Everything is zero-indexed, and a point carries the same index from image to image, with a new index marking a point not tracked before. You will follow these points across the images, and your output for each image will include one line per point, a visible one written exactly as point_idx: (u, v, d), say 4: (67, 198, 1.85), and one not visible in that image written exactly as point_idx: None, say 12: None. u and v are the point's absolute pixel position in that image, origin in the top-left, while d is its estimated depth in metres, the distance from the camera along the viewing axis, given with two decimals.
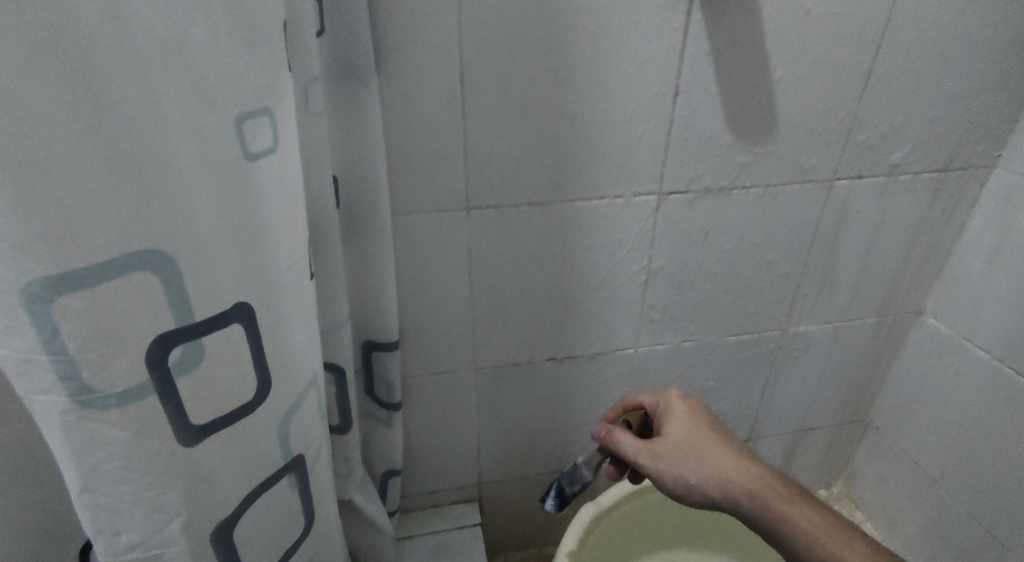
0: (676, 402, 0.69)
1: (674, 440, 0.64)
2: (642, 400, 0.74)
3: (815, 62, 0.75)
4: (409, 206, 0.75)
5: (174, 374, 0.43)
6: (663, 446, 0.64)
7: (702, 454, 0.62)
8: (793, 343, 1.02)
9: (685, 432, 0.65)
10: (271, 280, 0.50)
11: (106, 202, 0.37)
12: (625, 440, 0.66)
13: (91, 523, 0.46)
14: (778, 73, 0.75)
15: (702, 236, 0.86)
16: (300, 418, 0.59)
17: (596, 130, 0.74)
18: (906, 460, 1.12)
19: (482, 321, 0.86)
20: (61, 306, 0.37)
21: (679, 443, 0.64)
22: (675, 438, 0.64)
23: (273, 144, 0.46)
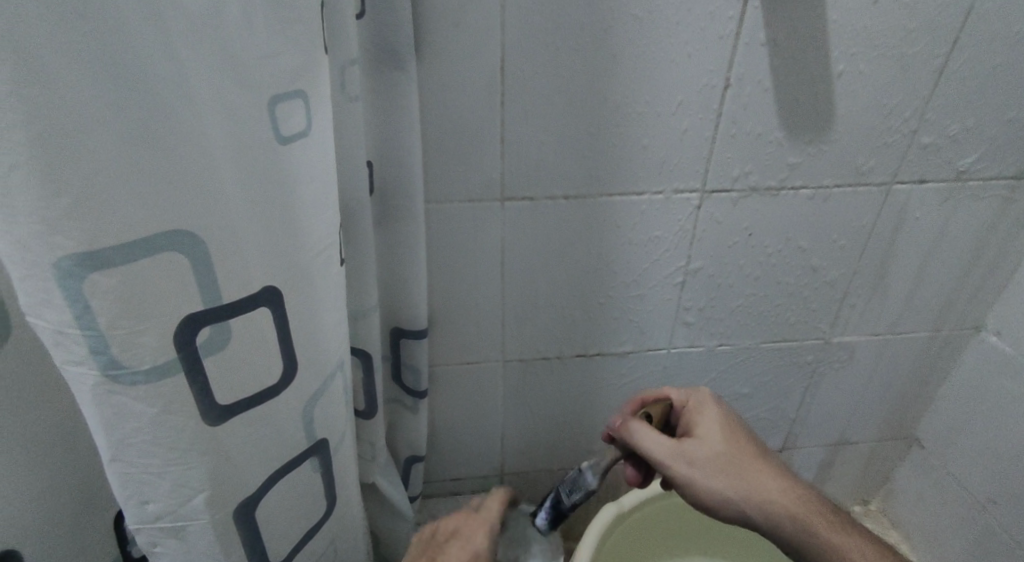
0: (708, 406, 0.67)
1: (709, 447, 0.62)
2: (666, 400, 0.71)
3: (881, 56, 0.71)
4: (444, 195, 0.75)
5: (202, 353, 0.44)
6: (696, 454, 0.62)
7: (737, 466, 0.60)
8: (837, 353, 0.98)
9: (719, 441, 0.63)
10: (299, 264, 0.50)
11: (137, 181, 0.37)
12: (654, 439, 0.63)
13: (121, 490, 0.47)
14: (840, 65, 0.71)
15: (746, 237, 0.83)
16: (324, 402, 0.60)
17: (639, 122, 0.72)
18: (952, 483, 1.07)
19: (513, 313, 0.86)
20: (92, 283, 0.37)
21: (712, 453, 0.62)
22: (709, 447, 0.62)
23: (305, 128, 0.46)
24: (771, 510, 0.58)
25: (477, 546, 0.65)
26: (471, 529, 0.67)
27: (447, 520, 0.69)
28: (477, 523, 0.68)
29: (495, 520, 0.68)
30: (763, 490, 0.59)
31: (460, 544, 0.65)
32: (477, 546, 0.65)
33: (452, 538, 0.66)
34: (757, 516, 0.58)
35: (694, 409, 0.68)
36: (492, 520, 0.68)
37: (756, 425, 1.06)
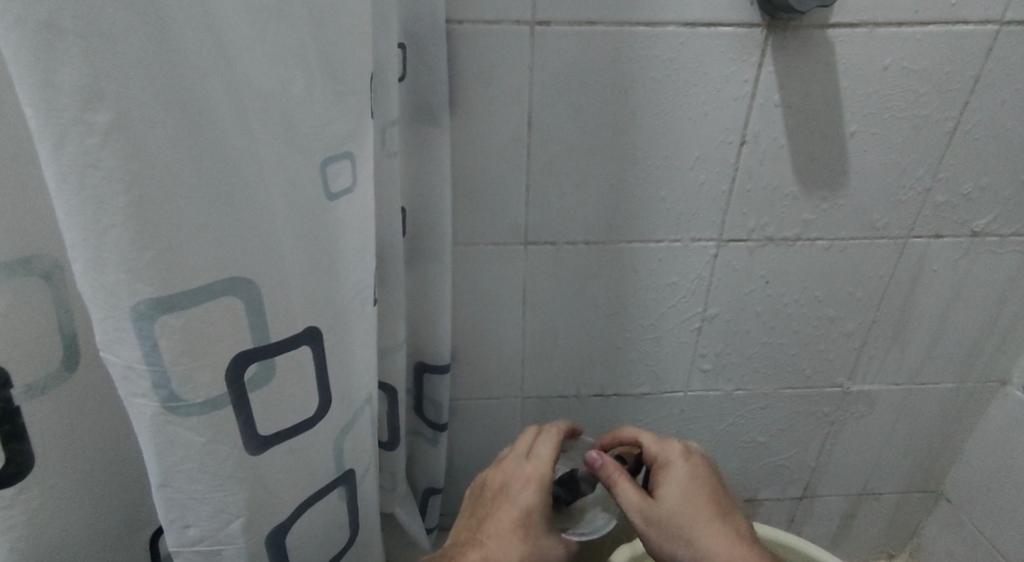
0: (679, 465, 0.67)
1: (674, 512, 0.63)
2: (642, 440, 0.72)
3: (894, 118, 0.75)
4: (471, 239, 0.79)
5: (248, 388, 0.49)
6: (658, 511, 0.63)
7: (690, 536, 0.62)
8: (856, 401, 0.99)
9: (676, 507, 0.64)
10: (339, 306, 0.55)
11: (207, 234, 0.42)
12: (625, 487, 0.65)
13: (166, 514, 0.51)
14: (853, 125, 0.75)
15: (762, 285, 0.86)
16: (353, 434, 0.63)
17: (659, 174, 0.77)
18: (982, 542, 1.05)
19: (533, 352, 0.89)
20: (162, 324, 0.42)
21: (673, 513, 0.63)
22: (671, 506, 0.64)
23: (351, 183, 0.51)
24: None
25: (525, 501, 0.65)
26: (520, 481, 0.67)
27: (499, 472, 0.70)
28: (524, 474, 0.68)
29: (542, 470, 0.67)
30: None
31: (508, 501, 0.66)
32: (525, 501, 0.65)
33: (501, 493, 0.67)
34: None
35: (666, 460, 0.69)
36: (539, 471, 0.67)
37: (775, 471, 1.07)
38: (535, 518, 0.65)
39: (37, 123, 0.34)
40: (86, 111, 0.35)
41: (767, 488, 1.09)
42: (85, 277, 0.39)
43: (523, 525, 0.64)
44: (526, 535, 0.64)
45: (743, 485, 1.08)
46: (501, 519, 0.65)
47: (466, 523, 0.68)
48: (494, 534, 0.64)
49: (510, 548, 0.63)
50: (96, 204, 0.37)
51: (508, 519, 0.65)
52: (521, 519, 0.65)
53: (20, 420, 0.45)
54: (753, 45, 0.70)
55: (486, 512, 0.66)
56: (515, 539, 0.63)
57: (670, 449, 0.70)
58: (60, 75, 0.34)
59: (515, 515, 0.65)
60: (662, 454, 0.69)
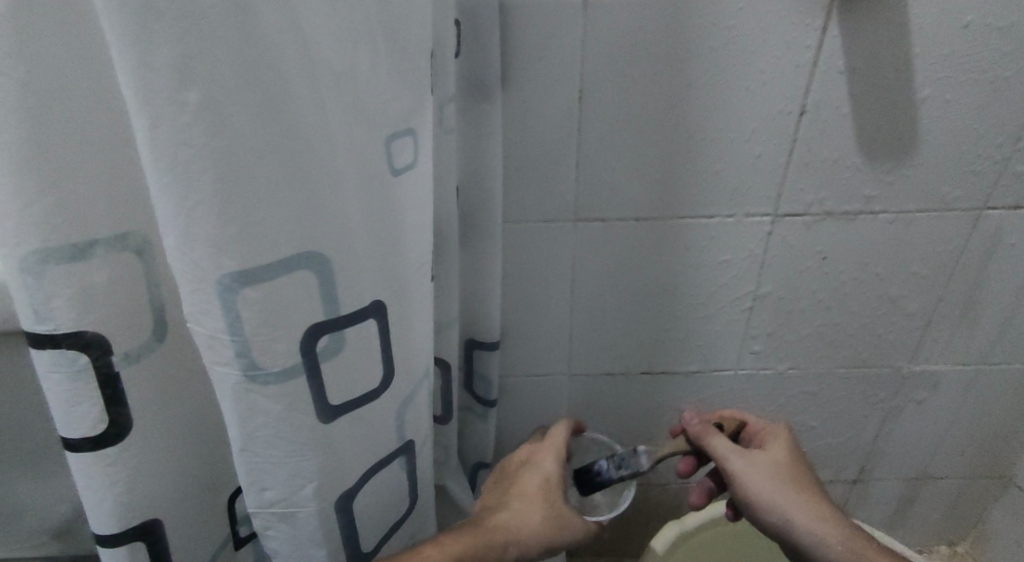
0: (777, 435, 0.73)
1: (773, 460, 0.69)
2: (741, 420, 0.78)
3: (971, 81, 0.72)
4: (522, 216, 0.80)
5: (319, 359, 0.51)
6: (755, 460, 0.69)
7: (784, 487, 0.67)
8: (919, 380, 0.97)
9: (773, 463, 0.69)
10: (401, 282, 0.56)
11: (283, 211, 0.44)
12: (720, 441, 0.71)
13: (246, 477, 0.55)
14: (924, 91, 0.73)
15: (820, 261, 0.84)
16: (413, 407, 0.66)
17: (713, 148, 0.76)
18: None
19: (584, 329, 0.90)
20: (245, 296, 0.45)
21: (768, 466, 0.69)
22: (769, 460, 0.69)
23: (412, 160, 0.53)
24: (815, 525, 0.64)
25: (548, 469, 0.69)
26: (541, 454, 0.71)
27: (519, 451, 0.73)
28: (545, 448, 0.71)
29: (561, 444, 0.71)
30: (804, 505, 0.65)
31: (531, 469, 0.69)
32: (547, 468, 0.69)
33: (524, 465, 0.71)
34: (800, 530, 0.64)
35: (765, 432, 0.75)
36: (558, 443, 0.71)
37: (829, 452, 1.06)
38: (558, 485, 0.67)
39: (136, 101, 0.37)
40: (178, 91, 0.37)
41: (820, 469, 1.08)
42: (177, 249, 0.42)
43: (547, 489, 0.67)
44: (549, 498, 0.66)
45: None
46: (525, 483, 0.68)
47: (488, 495, 0.70)
48: (519, 496, 0.66)
49: (535, 508, 0.65)
50: (187, 180, 0.39)
51: (532, 482, 0.67)
52: (545, 483, 0.67)
53: (120, 384, 0.49)
54: (817, 9, 0.68)
55: (510, 481, 0.69)
56: (537, 499, 0.66)
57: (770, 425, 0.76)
58: (157, 56, 0.36)
59: (539, 480, 0.68)
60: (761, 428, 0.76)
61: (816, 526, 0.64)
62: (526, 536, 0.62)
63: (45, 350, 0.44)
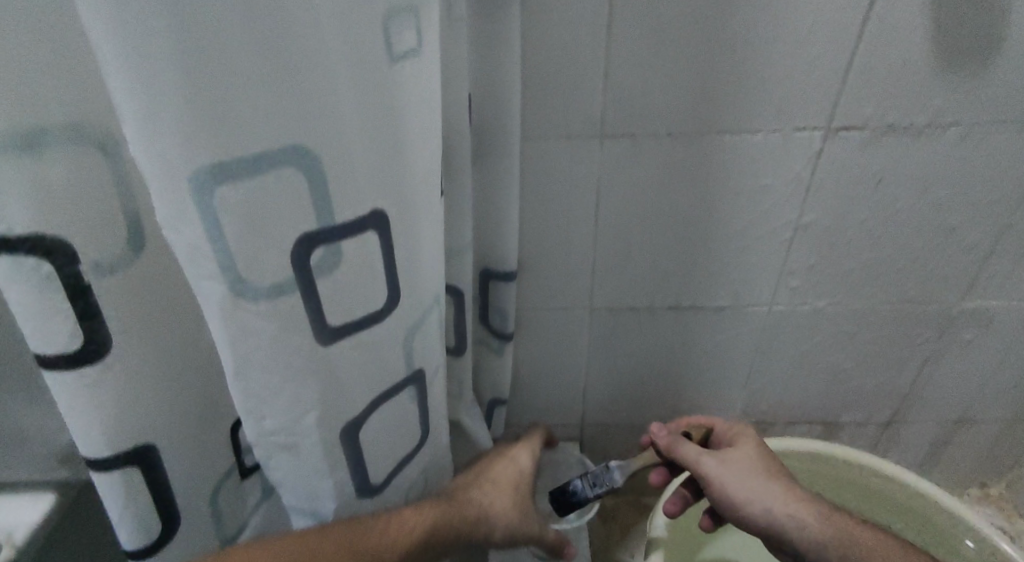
0: (743, 430, 0.70)
1: (745, 453, 0.66)
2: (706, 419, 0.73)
3: None
4: (542, 132, 0.73)
5: (315, 275, 0.46)
6: (727, 457, 0.66)
7: (758, 481, 0.64)
8: (972, 319, 0.89)
9: (746, 455, 0.66)
10: (406, 193, 0.50)
11: (261, 97, 0.39)
12: (687, 447, 0.67)
13: (242, 405, 0.51)
14: None
15: (873, 184, 0.76)
16: (422, 334, 0.61)
17: (760, 51, 0.67)
18: None
19: (606, 259, 0.84)
20: (222, 196, 0.39)
21: (741, 460, 0.66)
22: (740, 453, 0.66)
23: (415, 47, 0.46)
24: (797, 511, 0.61)
25: (522, 462, 0.71)
26: (517, 448, 0.73)
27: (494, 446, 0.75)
28: (522, 445, 0.74)
29: (535, 445, 0.74)
30: (784, 494, 0.63)
31: (506, 459, 0.71)
32: (522, 462, 0.71)
33: (498, 455, 0.72)
34: (783, 520, 0.61)
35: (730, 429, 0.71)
36: (533, 445, 0.74)
37: (863, 394, 1.00)
38: (529, 480, 0.70)
39: None
40: None
41: (852, 411, 1.02)
42: (137, 139, 0.36)
43: (519, 481, 0.69)
44: (519, 490, 0.68)
45: (825, 407, 1.02)
46: (499, 470, 0.70)
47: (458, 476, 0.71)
48: (491, 480, 0.68)
49: (507, 496, 0.67)
50: (139, 51, 0.34)
51: (506, 471, 0.70)
52: (518, 475, 0.69)
53: (92, 298, 0.45)
54: None
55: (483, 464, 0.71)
56: (509, 489, 0.68)
57: (735, 422, 0.72)
58: None
59: (513, 470, 0.70)
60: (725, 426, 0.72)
61: (799, 511, 0.62)
62: (494, 520, 0.64)
63: (1, 256, 0.40)
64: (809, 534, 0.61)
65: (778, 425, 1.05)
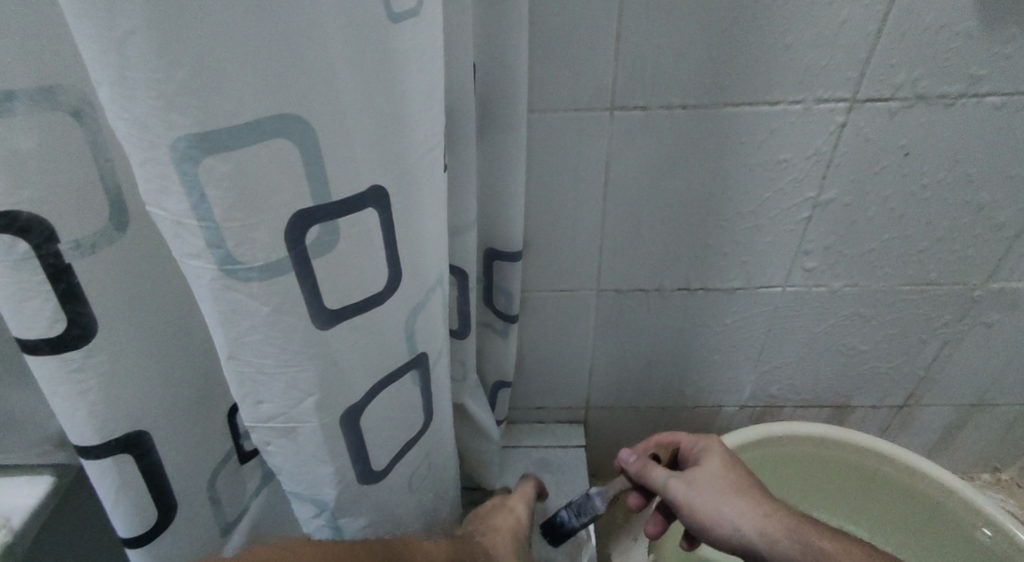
0: (715, 446, 0.69)
1: (711, 472, 0.65)
2: (679, 439, 0.73)
3: None
4: (550, 104, 0.70)
5: (311, 253, 0.43)
6: (695, 476, 0.65)
7: (725, 498, 0.62)
8: (993, 301, 0.86)
9: (715, 473, 0.65)
10: (407, 165, 0.47)
11: (247, 56, 0.35)
12: (656, 471, 0.67)
13: (237, 389, 0.49)
14: None
15: (899, 158, 0.73)
16: (425, 316, 0.58)
17: (783, 15, 0.63)
18: None
19: (615, 238, 0.81)
20: (207, 167, 0.36)
21: (710, 478, 0.64)
22: (709, 471, 0.65)
23: (416, 4, 0.42)
24: (767, 526, 0.59)
25: (520, 512, 0.74)
26: (514, 501, 0.76)
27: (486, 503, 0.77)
28: (519, 497, 0.77)
29: (529, 496, 0.78)
30: (751, 511, 0.60)
31: (504, 509, 0.73)
32: (519, 512, 0.74)
33: (495, 505, 0.74)
34: (754, 538, 0.59)
35: (701, 446, 0.70)
36: (527, 496, 0.78)
37: (877, 377, 0.97)
38: (527, 529, 0.72)
39: None
40: None
41: (865, 394, 1.00)
42: (114, 103, 0.34)
43: (520, 528, 0.71)
44: (521, 536, 0.70)
45: (838, 390, 0.99)
46: (500, 517, 0.72)
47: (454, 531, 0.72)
48: (494, 526, 0.70)
49: (510, 539, 0.68)
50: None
51: (507, 518, 0.72)
52: (519, 523, 0.72)
53: (74, 278, 0.42)
54: None
55: (483, 514, 0.72)
56: (511, 534, 0.69)
57: (708, 439, 0.71)
58: None
59: (514, 518, 0.72)
60: (698, 443, 0.71)
61: (769, 527, 0.59)
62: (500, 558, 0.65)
63: None
64: (777, 551, 0.58)
65: (790, 408, 1.02)
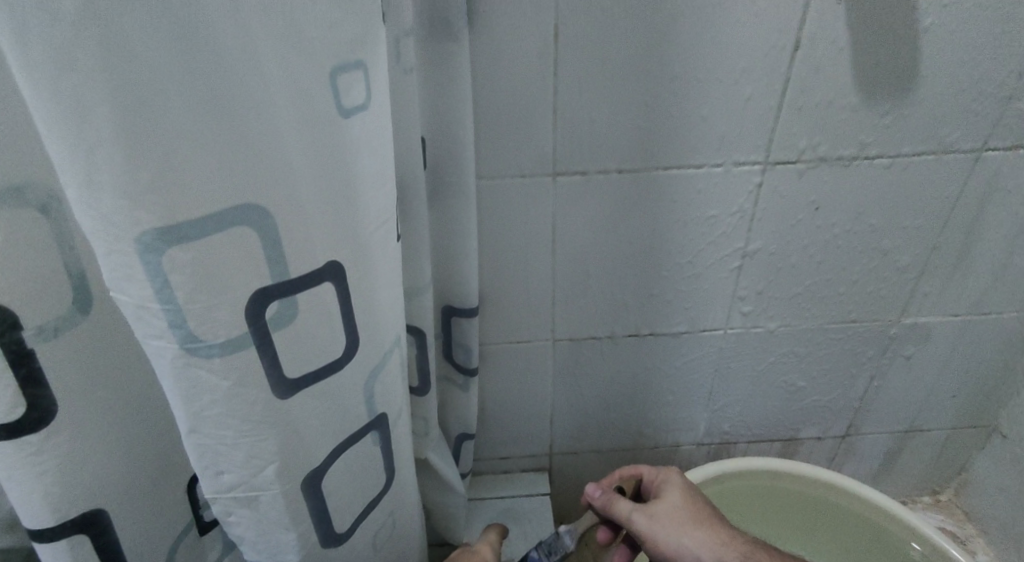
0: (674, 477, 0.72)
1: (672, 504, 0.68)
2: (640, 470, 0.75)
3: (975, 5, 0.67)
4: (495, 172, 0.74)
5: (270, 327, 0.46)
6: (659, 508, 0.67)
7: (689, 529, 0.65)
8: (911, 335, 0.94)
9: (678, 504, 0.68)
10: (362, 241, 0.51)
11: (209, 156, 0.39)
12: (621, 505, 0.68)
13: (198, 461, 0.50)
14: (928, 20, 0.67)
15: (813, 212, 0.80)
16: (382, 378, 0.60)
17: (698, 90, 0.70)
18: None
19: (564, 290, 0.85)
20: (170, 257, 0.39)
21: (674, 509, 0.67)
22: (672, 502, 0.68)
23: (365, 99, 0.47)
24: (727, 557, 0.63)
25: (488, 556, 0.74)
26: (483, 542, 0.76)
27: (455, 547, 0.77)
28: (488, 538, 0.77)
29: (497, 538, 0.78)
30: (711, 541, 0.64)
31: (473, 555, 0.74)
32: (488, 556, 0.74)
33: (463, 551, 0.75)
34: None
35: (662, 478, 0.73)
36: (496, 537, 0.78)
37: (817, 410, 1.03)
38: None
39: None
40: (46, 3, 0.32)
41: (808, 427, 1.05)
42: (81, 204, 0.36)
43: None
44: None
45: (783, 424, 1.04)
46: None
47: None
48: None
49: None
50: (78, 108, 0.34)
51: None
52: None
53: (36, 362, 0.43)
54: None
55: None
56: None
57: (667, 471, 0.73)
58: None
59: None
60: (658, 476, 0.73)
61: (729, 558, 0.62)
62: None
63: None
64: None
65: (737, 444, 1.06)
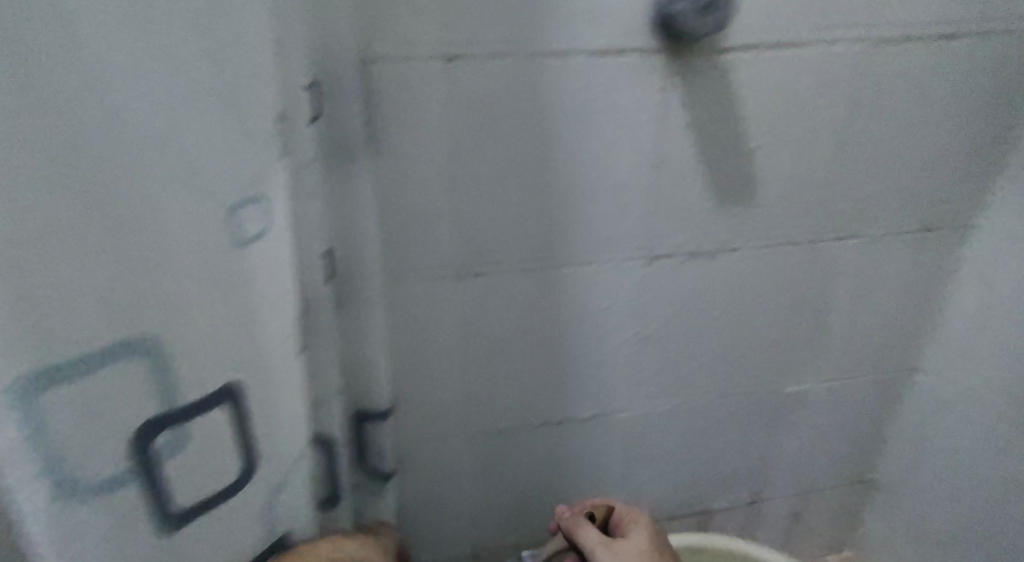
0: (644, 519, 0.75)
1: (637, 543, 0.70)
2: (611, 508, 0.78)
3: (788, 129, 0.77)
4: (396, 280, 0.77)
5: (161, 456, 0.46)
6: (621, 546, 0.70)
7: None
8: (789, 405, 1.01)
9: (641, 544, 0.70)
10: (259, 361, 0.51)
11: (92, 295, 0.39)
12: (587, 532, 0.71)
13: None
14: (757, 140, 0.77)
15: (688, 301, 0.87)
16: (286, 497, 0.59)
17: (574, 200, 0.76)
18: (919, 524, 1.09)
19: (470, 388, 0.87)
20: (48, 401, 0.37)
21: (637, 549, 0.70)
22: (636, 542, 0.70)
23: (263, 229, 0.47)
24: None
25: None
26: None
27: None
28: None
29: None
30: None
31: None
32: None
33: None
34: None
35: (632, 518, 0.76)
36: None
37: (720, 484, 1.07)
38: None
39: None
40: None
41: (714, 500, 1.09)
42: None
43: None
44: None
45: (690, 500, 1.08)
46: None
47: None
48: None
49: None
50: None
51: None
52: None
53: None
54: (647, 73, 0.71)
55: None
56: None
57: (639, 512, 0.77)
58: None
59: None
60: (628, 516, 0.76)
61: None
62: None
63: None
64: None
65: (658, 524, 1.08)
